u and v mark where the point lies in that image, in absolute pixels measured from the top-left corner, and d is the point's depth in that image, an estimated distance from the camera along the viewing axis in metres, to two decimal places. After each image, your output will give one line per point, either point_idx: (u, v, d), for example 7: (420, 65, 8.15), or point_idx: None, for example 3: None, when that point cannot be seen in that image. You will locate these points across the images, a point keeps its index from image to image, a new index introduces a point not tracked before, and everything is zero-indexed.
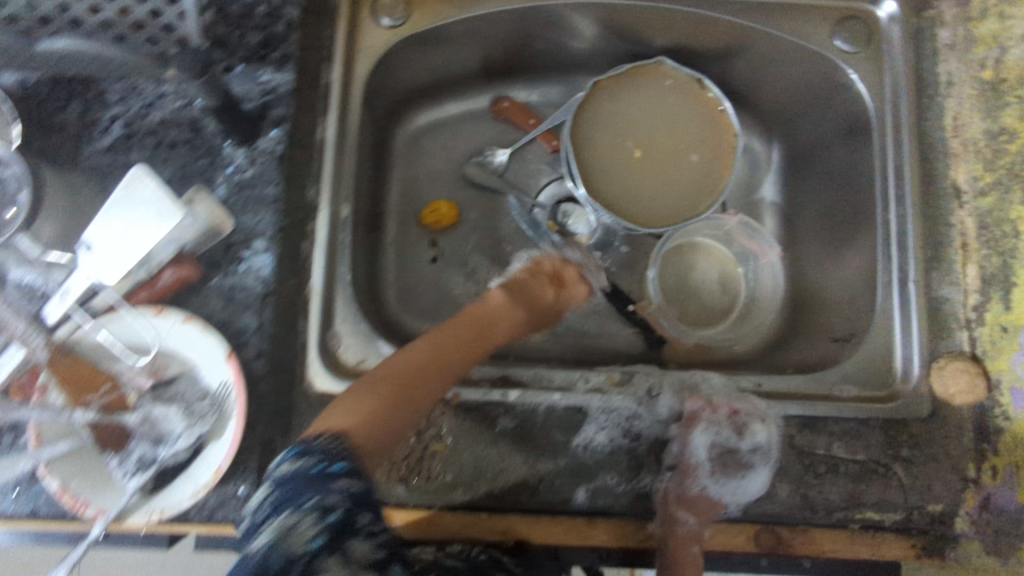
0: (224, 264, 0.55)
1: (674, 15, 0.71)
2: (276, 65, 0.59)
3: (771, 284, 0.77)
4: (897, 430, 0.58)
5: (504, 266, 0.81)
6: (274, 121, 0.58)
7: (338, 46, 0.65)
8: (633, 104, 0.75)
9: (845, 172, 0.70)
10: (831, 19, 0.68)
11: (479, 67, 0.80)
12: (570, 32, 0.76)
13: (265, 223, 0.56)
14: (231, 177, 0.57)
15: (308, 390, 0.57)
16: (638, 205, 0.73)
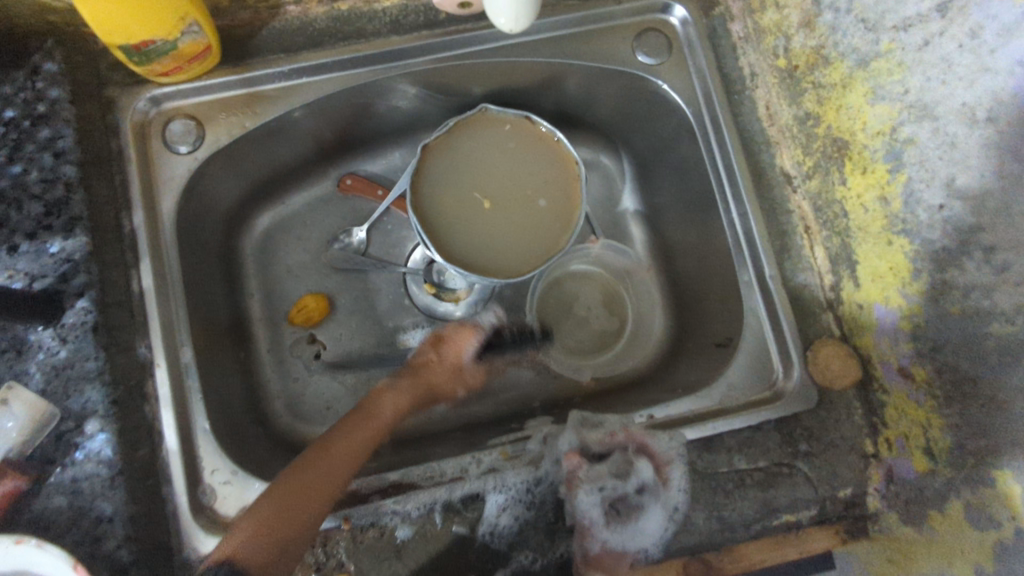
0: (62, 456, 0.52)
1: (479, 67, 0.69)
2: (65, 231, 0.56)
3: (648, 296, 0.78)
4: (790, 424, 0.59)
5: (390, 345, 0.78)
6: (77, 290, 0.55)
7: (136, 186, 0.62)
8: (471, 158, 0.73)
9: (683, 183, 0.72)
10: (630, 35, 0.68)
11: (312, 154, 0.77)
12: (388, 103, 0.73)
13: (96, 397, 0.53)
14: (44, 361, 0.53)
15: (193, 558, 0.54)
16: (503, 256, 0.71)
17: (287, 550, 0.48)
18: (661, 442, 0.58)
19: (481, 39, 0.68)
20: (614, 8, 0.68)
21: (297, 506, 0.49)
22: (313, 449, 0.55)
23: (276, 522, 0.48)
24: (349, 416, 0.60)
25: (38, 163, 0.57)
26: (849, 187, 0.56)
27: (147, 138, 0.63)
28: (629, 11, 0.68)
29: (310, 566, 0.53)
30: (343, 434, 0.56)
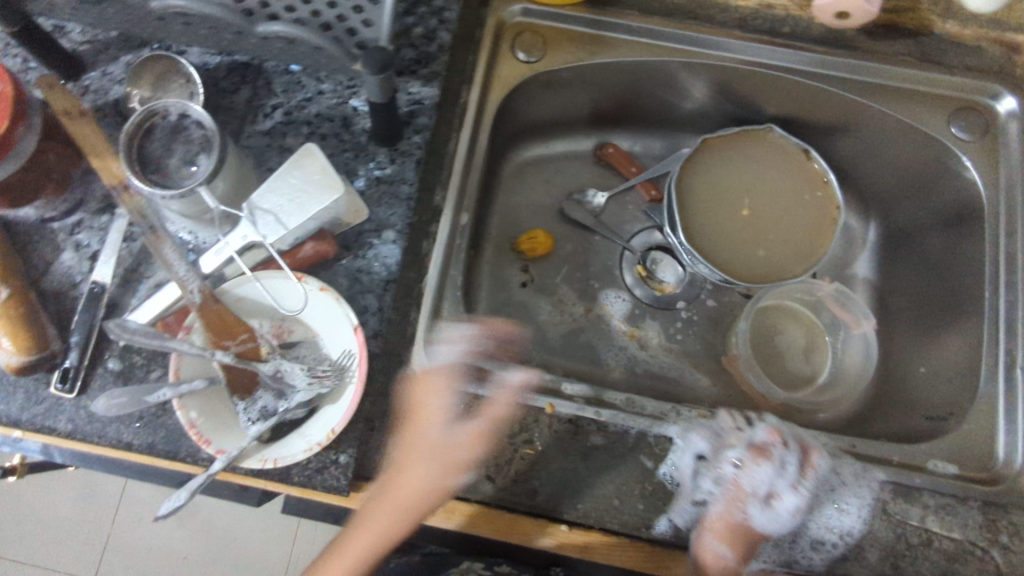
0: (355, 248, 0.59)
1: (800, 85, 0.72)
2: (424, 80, 0.65)
3: (862, 356, 0.75)
4: (995, 512, 0.57)
5: (590, 302, 0.82)
6: (419, 128, 0.64)
7: (478, 73, 0.70)
8: (744, 168, 0.78)
9: (952, 260, 0.71)
10: (942, 106, 0.69)
11: (589, 114, 0.85)
12: (682, 92, 0.79)
13: (397, 216, 0.61)
14: (372, 171, 0.62)
15: (412, 380, 0.59)
16: (735, 264, 0.74)
17: None
18: (851, 470, 0.58)
19: (792, 58, 0.71)
20: (930, 78, 0.70)
21: None
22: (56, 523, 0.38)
23: (353, 543, 0.52)
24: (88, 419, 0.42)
25: (423, 23, 0.66)
26: None
27: (499, 38, 0.71)
28: (948, 85, 0.69)
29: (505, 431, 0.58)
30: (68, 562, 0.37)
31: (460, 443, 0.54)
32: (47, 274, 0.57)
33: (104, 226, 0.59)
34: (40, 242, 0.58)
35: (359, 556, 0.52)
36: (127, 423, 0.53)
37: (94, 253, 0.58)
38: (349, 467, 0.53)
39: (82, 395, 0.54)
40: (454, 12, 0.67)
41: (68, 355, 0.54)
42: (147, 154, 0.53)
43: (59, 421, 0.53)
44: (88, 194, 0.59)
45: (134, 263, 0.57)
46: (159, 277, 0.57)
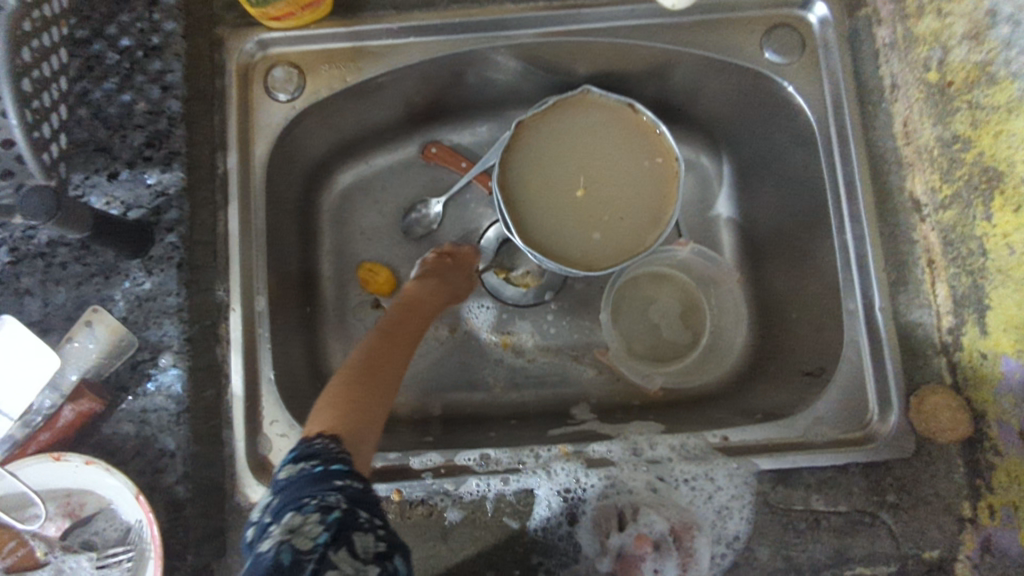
0: (131, 388, 0.53)
1: (595, 45, 0.65)
2: (163, 165, 0.56)
3: (734, 306, 0.73)
4: (877, 470, 0.54)
5: (453, 321, 0.76)
6: (169, 224, 0.56)
7: (234, 131, 0.62)
8: (569, 143, 0.71)
9: (799, 194, 0.66)
10: (751, 31, 0.63)
11: (398, 119, 0.75)
12: (486, 77, 0.71)
13: (173, 334, 0.54)
14: (128, 292, 0.54)
15: (245, 503, 0.54)
16: (582, 254, 0.69)
17: None
18: (725, 471, 0.54)
19: (581, 21, 0.64)
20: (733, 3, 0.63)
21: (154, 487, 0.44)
22: None
23: (339, 394, 0.52)
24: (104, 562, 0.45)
25: (144, 96, 0.57)
26: (995, 222, 0.51)
27: (249, 82, 0.63)
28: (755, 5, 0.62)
29: None
30: None
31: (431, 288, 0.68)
32: None
33: None
34: None
35: (354, 399, 0.51)
36: None
37: None
38: None
39: None
40: (177, 73, 0.57)
41: None
42: None
43: None
44: None
45: None
46: None
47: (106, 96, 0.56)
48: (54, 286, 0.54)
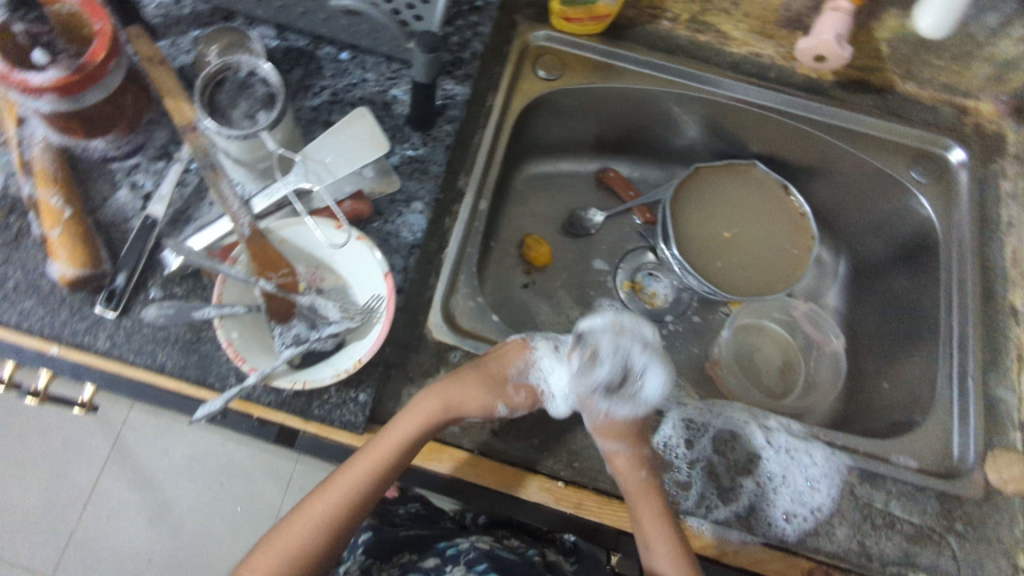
0: (387, 215, 0.65)
1: (782, 125, 0.81)
2: (460, 80, 0.71)
3: (832, 371, 0.82)
4: (951, 503, 0.62)
5: (586, 307, 0.88)
6: (450, 118, 0.70)
7: (503, 82, 0.78)
8: (728, 195, 0.87)
9: (909, 292, 0.79)
10: (906, 154, 0.79)
11: (594, 139, 0.92)
12: (677, 129, 0.89)
13: (427, 191, 0.66)
14: (405, 151, 0.67)
15: (429, 337, 0.64)
16: (717, 276, 0.83)
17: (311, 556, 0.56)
18: (823, 453, 0.64)
19: (782, 101, 0.80)
20: (897, 128, 0.79)
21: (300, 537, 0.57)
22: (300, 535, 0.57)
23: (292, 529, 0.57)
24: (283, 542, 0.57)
25: (460, 32, 0.73)
26: None
27: (522, 58, 0.80)
28: (913, 135, 0.79)
29: None
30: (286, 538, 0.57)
31: (416, 417, 0.57)
32: (105, 206, 0.62)
33: (160, 170, 0.64)
34: (100, 177, 0.63)
35: (301, 538, 0.56)
36: (166, 344, 0.58)
37: (147, 193, 0.63)
38: (367, 406, 0.57)
39: (123, 316, 0.59)
40: (486, 27, 0.74)
41: (116, 277, 0.59)
42: (218, 103, 0.58)
43: (96, 340, 0.58)
44: (151, 139, 0.64)
45: (187, 204, 0.63)
46: (204, 220, 0.62)
47: None
48: None
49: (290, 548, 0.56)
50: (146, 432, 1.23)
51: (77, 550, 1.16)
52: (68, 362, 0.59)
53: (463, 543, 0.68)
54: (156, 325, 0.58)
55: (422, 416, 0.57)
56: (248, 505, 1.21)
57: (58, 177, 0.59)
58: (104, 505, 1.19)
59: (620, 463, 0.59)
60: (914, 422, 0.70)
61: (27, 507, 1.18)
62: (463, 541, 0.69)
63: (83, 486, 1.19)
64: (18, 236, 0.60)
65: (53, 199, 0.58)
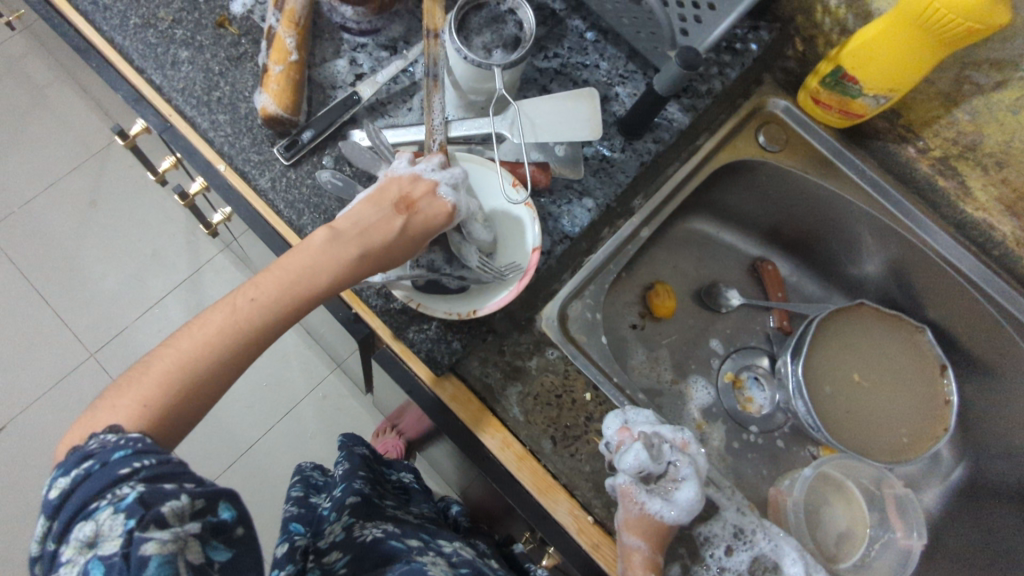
0: (557, 194, 0.65)
1: (974, 303, 0.75)
2: (683, 108, 0.71)
3: (894, 564, 0.74)
4: None
5: (680, 375, 0.84)
6: (657, 138, 0.70)
7: (721, 130, 0.76)
8: (877, 344, 0.81)
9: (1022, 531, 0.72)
10: None
11: (771, 227, 0.88)
12: (856, 259, 0.84)
13: (603, 193, 0.66)
14: (602, 150, 0.68)
15: (535, 325, 0.63)
16: (827, 411, 0.79)
17: (178, 397, 0.39)
18: None
19: (988, 282, 0.74)
20: None
21: (178, 358, 0.39)
22: (175, 349, 0.40)
23: (159, 358, 0.39)
24: (150, 366, 0.39)
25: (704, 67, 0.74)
26: None
27: (751, 118, 0.78)
28: None
29: (585, 411, 0.61)
30: (156, 356, 0.40)
31: (361, 240, 0.45)
32: (323, 67, 0.65)
33: (381, 60, 0.66)
34: (331, 41, 0.66)
35: (171, 370, 0.39)
36: (314, 211, 0.60)
37: (361, 73, 0.65)
38: (456, 354, 0.57)
39: (292, 168, 0.61)
40: (735, 72, 0.73)
41: (303, 131, 0.61)
42: (470, 27, 0.60)
43: (262, 177, 0.60)
44: (388, 28, 0.67)
45: (390, 98, 0.65)
46: (400, 121, 0.64)
47: None
48: None
49: (171, 383, 0.39)
50: (226, 277, 1.28)
51: (122, 344, 1.23)
52: (225, 183, 0.61)
53: (446, 544, 0.62)
54: (314, 189, 0.60)
55: (348, 244, 0.45)
56: (274, 385, 1.23)
57: (300, 22, 0.62)
58: (162, 319, 1.25)
59: (636, 563, 0.53)
60: None
61: (102, 287, 1.25)
62: (446, 542, 0.63)
63: (154, 295, 1.26)
64: (243, 57, 0.63)
65: (288, 40, 0.61)
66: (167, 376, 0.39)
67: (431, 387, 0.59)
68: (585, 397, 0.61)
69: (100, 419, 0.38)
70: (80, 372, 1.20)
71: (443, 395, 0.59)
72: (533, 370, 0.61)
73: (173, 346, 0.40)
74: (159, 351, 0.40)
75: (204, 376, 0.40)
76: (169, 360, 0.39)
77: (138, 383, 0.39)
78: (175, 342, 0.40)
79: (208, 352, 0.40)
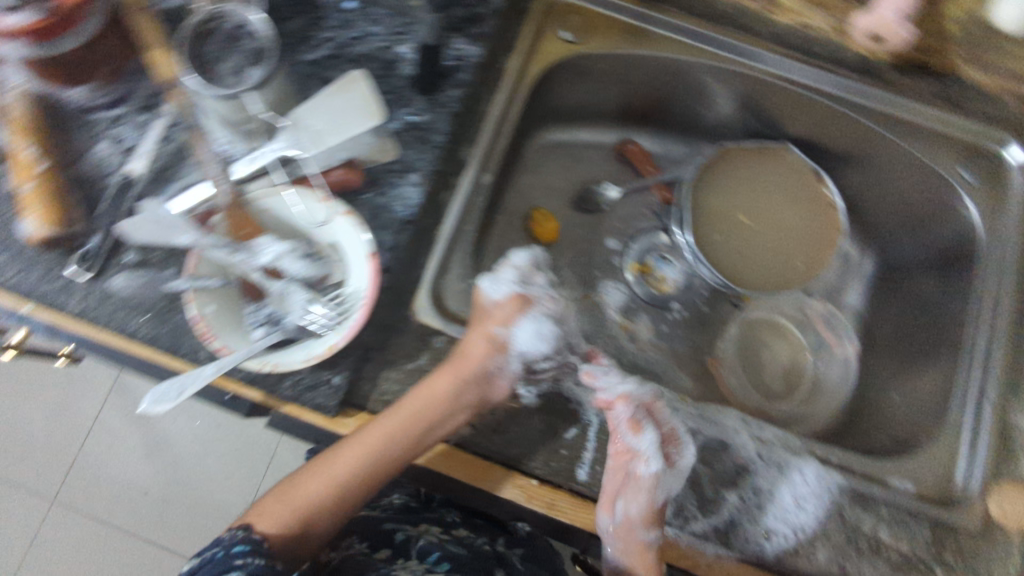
0: (380, 184, 0.62)
1: (821, 108, 0.74)
2: (470, 39, 0.68)
3: (841, 377, 0.79)
4: (944, 534, 0.59)
5: (589, 287, 0.84)
6: (457, 83, 0.67)
7: (521, 43, 0.73)
8: (752, 180, 0.82)
9: (937, 295, 0.75)
10: (955, 150, 0.72)
11: (620, 108, 0.86)
12: (709, 104, 0.82)
13: (424, 162, 0.64)
14: (406, 118, 0.65)
15: (412, 319, 0.62)
16: (726, 262, 0.80)
17: (317, 512, 0.57)
18: (815, 471, 0.61)
19: (826, 82, 0.73)
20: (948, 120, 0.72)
21: (314, 483, 0.58)
22: (322, 471, 0.58)
23: (309, 482, 0.58)
24: (294, 498, 0.57)
25: None
26: None
27: (550, 16, 0.74)
28: (968, 130, 0.72)
29: (496, 381, 0.62)
30: (306, 477, 0.58)
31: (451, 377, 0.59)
32: (82, 159, 0.59)
33: (142, 124, 0.61)
34: (80, 128, 0.60)
35: (302, 504, 0.57)
36: (139, 311, 0.56)
37: (128, 148, 0.60)
38: (341, 391, 0.56)
39: (99, 278, 0.57)
40: None
41: (91, 237, 0.56)
42: (205, 56, 0.55)
43: (71, 301, 0.56)
44: (135, 89, 0.61)
45: (169, 161, 0.59)
46: (188, 180, 0.59)
47: None
48: None
49: (303, 510, 0.57)
50: None
51: (76, 477, 1.20)
52: (40, 321, 0.57)
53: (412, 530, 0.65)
54: (130, 289, 0.56)
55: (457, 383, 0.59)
56: (240, 448, 1.22)
57: (33, 125, 0.56)
58: (103, 436, 1.21)
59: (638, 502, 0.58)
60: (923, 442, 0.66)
61: (27, 435, 1.20)
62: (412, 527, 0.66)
63: (83, 419, 1.22)
64: None
65: (27, 150, 0.55)
66: (319, 497, 0.57)
67: (336, 429, 0.58)
68: (487, 369, 0.61)
69: (258, 514, 0.57)
70: (50, 520, 1.18)
71: (350, 431, 0.58)
72: (427, 365, 0.61)
73: (316, 477, 0.58)
74: (307, 473, 0.58)
75: (343, 498, 0.58)
76: (305, 479, 0.58)
77: (281, 501, 0.57)
78: (308, 476, 0.58)
79: (331, 479, 0.58)
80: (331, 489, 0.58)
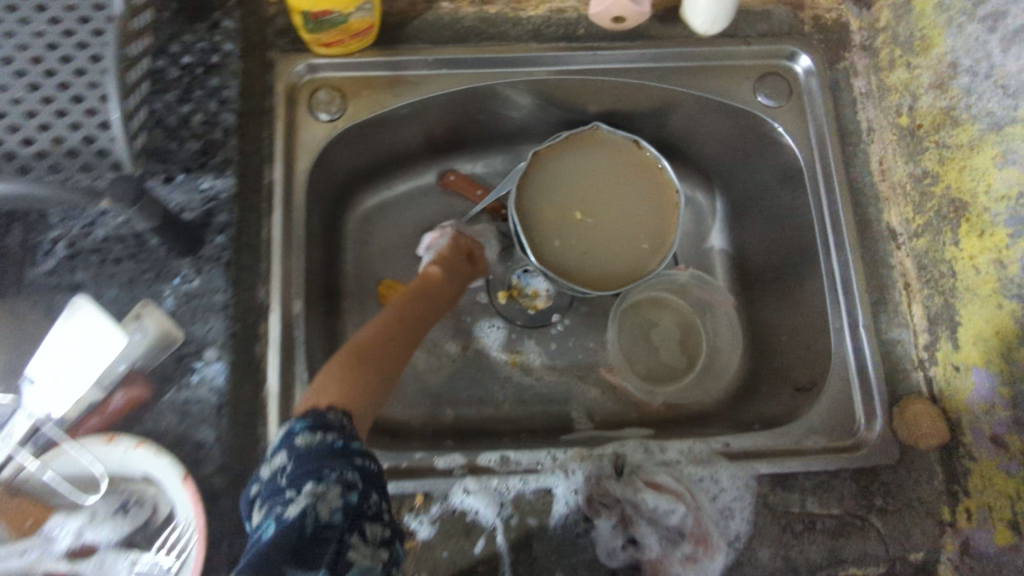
0: (176, 377, 0.54)
1: (605, 83, 0.70)
2: (216, 171, 0.58)
3: (729, 332, 0.78)
4: (869, 479, 0.58)
5: (464, 339, 0.79)
6: (219, 227, 0.57)
7: (278, 148, 0.65)
8: (573, 171, 0.76)
9: (780, 218, 0.72)
10: (749, 78, 0.69)
11: (417, 148, 0.79)
12: (511, 103, 0.74)
13: (220, 331, 0.56)
14: (178, 288, 0.56)
15: None
16: (576, 267, 0.73)
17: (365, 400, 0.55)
18: (728, 473, 0.59)
19: (600, 60, 0.69)
20: (731, 52, 0.69)
21: (346, 372, 0.56)
22: (354, 367, 0.57)
23: (341, 377, 0.55)
24: (342, 385, 0.54)
25: (201, 107, 0.59)
26: (961, 247, 0.59)
27: (294, 103, 0.67)
28: (754, 53, 0.69)
29: None
30: (331, 374, 0.55)
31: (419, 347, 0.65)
32: None
33: None
34: None
35: (340, 381, 0.54)
36: None
37: None
38: None
39: None
40: (233, 88, 0.61)
41: None
42: None
43: None
44: None
45: None
46: None
47: (166, 107, 0.58)
48: (104, 281, 0.55)
49: (356, 396, 0.54)
50: None
51: None
52: None
53: None
54: None
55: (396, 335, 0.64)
56: None
57: None
58: None
59: None
60: (825, 382, 0.63)
61: None
62: None
63: None
64: None
65: None
66: (361, 389, 0.55)
67: None
68: None
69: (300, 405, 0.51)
70: None
71: None
72: None
73: (345, 358, 0.57)
74: (333, 365, 0.56)
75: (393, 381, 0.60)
76: (336, 373, 0.55)
77: (341, 381, 0.54)
78: (337, 374, 0.55)
79: (372, 375, 0.57)
80: (375, 370, 0.58)
